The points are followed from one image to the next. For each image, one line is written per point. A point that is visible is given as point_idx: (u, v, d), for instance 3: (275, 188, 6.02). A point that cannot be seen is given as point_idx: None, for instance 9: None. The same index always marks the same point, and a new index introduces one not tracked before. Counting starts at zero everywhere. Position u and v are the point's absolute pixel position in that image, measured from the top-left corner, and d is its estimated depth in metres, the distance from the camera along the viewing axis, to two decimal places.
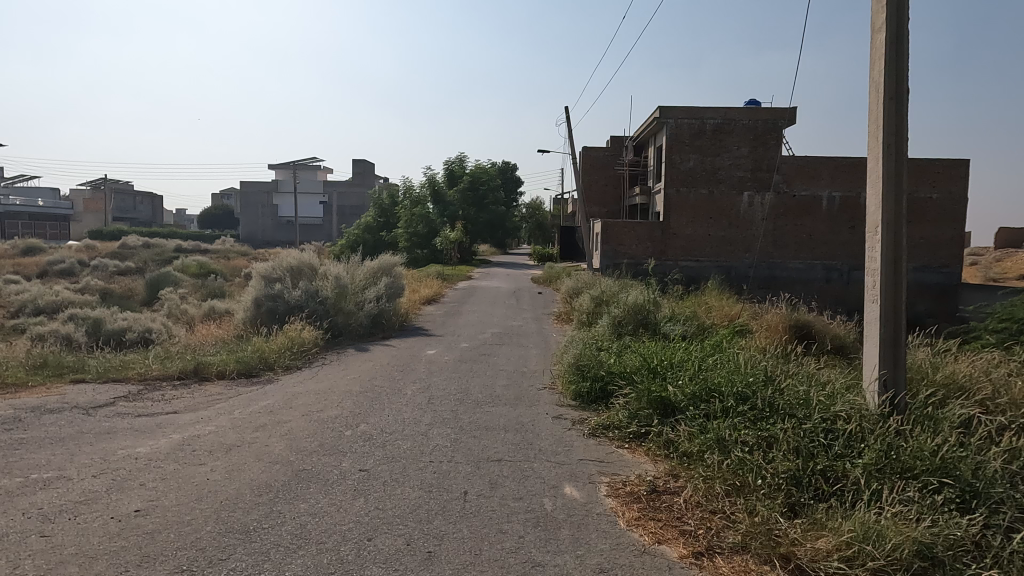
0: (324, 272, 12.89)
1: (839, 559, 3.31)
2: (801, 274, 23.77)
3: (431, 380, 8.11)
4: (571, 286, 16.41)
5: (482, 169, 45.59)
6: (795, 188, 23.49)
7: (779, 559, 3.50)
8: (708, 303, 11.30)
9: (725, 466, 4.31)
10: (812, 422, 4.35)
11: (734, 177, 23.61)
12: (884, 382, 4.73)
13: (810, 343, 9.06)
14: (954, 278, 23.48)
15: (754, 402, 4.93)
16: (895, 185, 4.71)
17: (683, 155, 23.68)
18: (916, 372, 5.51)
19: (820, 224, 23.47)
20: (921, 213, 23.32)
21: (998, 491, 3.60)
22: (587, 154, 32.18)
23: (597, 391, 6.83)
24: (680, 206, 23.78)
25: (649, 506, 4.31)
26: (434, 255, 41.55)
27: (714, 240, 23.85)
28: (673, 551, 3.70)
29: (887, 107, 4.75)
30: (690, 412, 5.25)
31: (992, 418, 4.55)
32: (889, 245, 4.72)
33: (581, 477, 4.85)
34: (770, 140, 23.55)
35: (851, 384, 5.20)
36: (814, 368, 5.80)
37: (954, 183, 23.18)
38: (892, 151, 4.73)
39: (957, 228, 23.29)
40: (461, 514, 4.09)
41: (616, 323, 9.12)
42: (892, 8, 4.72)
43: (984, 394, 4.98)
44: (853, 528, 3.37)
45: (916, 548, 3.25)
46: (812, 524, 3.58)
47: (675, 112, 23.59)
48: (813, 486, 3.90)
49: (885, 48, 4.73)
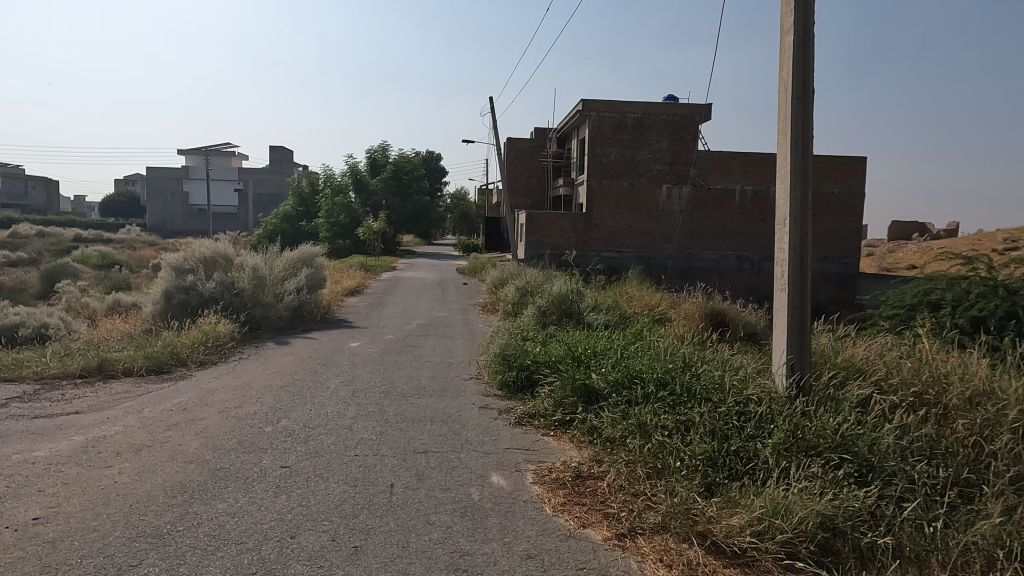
0: (240, 262, 12.36)
1: (751, 534, 3.49)
2: (716, 265, 24.77)
3: (356, 374, 7.94)
4: (495, 276, 16.51)
5: (405, 158, 45.16)
6: (710, 181, 24.47)
7: (697, 536, 3.64)
8: (629, 292, 11.62)
9: (646, 449, 4.46)
10: (726, 406, 4.61)
11: (654, 170, 24.33)
12: (791, 367, 5.03)
13: (724, 330, 9.47)
14: (853, 268, 25.17)
15: (674, 387, 5.14)
16: (802, 181, 5.00)
17: (604, 148, 24.24)
18: (819, 356, 5.89)
19: (733, 215, 24.57)
20: (824, 206, 24.82)
21: (890, 464, 3.92)
22: (511, 145, 32.37)
23: (523, 380, 6.89)
24: (603, 197, 24.26)
25: (574, 491, 4.41)
26: (356, 245, 40.79)
27: (634, 231, 24.46)
28: (598, 534, 3.81)
29: (795, 107, 5.01)
30: (613, 398, 5.39)
31: (886, 398, 4.91)
32: (796, 237, 5.01)
33: (508, 466, 4.89)
34: (687, 135, 24.47)
35: (762, 368, 5.50)
36: (728, 354, 6.07)
37: (853, 179, 24.79)
38: (800, 148, 5.00)
39: (855, 221, 24.94)
40: (388, 507, 4.05)
41: (541, 313, 9.21)
42: (799, 11, 4.97)
43: (879, 374, 5.37)
44: (763, 505, 3.57)
45: (819, 520, 3.48)
46: (727, 502, 3.76)
47: (597, 105, 24.10)
48: (728, 466, 4.11)
49: (792, 49, 4.99)
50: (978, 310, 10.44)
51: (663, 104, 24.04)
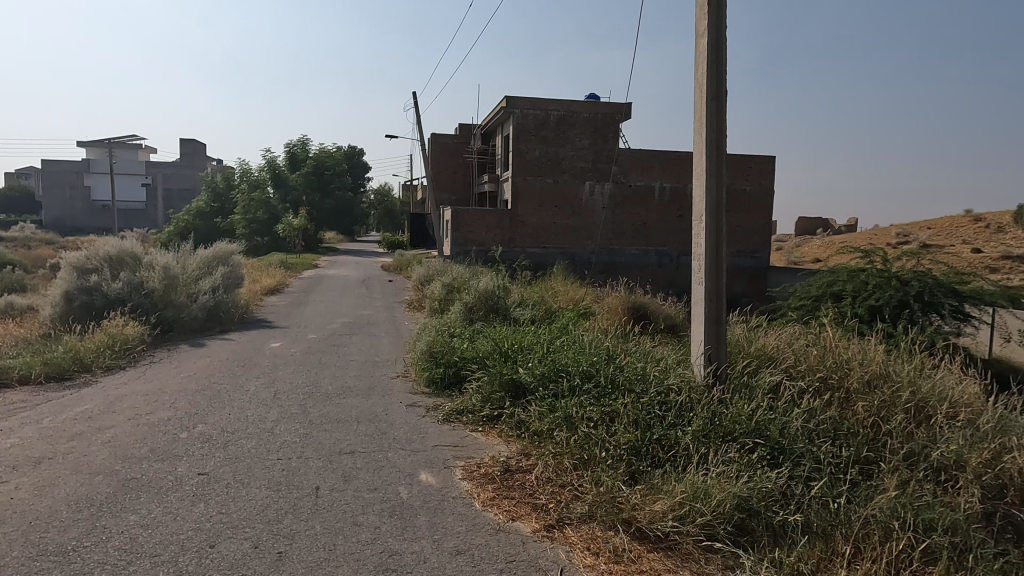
0: (149, 261, 11.70)
1: (673, 518, 3.62)
2: (637, 260, 25.47)
3: (277, 376, 7.68)
4: (421, 273, 16.36)
5: (326, 153, 44.04)
6: (631, 178, 25.12)
7: (622, 523, 3.75)
8: (554, 287, 11.79)
9: (573, 441, 4.54)
10: (648, 396, 4.76)
11: (577, 167, 24.74)
12: (709, 356, 5.26)
13: (646, 322, 9.75)
14: (764, 262, 26.48)
15: (599, 379, 5.27)
16: (716, 179, 5.23)
17: (528, 145, 24.44)
18: (733, 346, 6.18)
19: (653, 212, 25.33)
20: (737, 203, 25.98)
21: (799, 445, 4.16)
22: (435, 141, 32.12)
23: (451, 376, 6.87)
24: (527, 194, 24.46)
25: (502, 485, 4.44)
26: (275, 242, 39.42)
27: (558, 227, 24.80)
28: (527, 526, 3.85)
29: (710, 107, 5.23)
30: (540, 392, 5.46)
31: (795, 383, 5.20)
32: (712, 233, 5.22)
33: (436, 463, 4.87)
34: (608, 133, 25.02)
35: (682, 359, 5.71)
36: (649, 346, 6.27)
37: (764, 177, 26.06)
38: (714, 147, 5.22)
39: (765, 217, 26.23)
40: (313, 510, 3.96)
41: (467, 309, 9.21)
42: (713, 14, 5.18)
43: (788, 361, 5.69)
44: (684, 490, 3.71)
45: (736, 502, 3.65)
46: (650, 489, 3.89)
47: (520, 102, 24.26)
48: (651, 454, 4.25)
49: (707, 51, 5.20)
50: (874, 300, 11.41)
51: (585, 102, 24.48)
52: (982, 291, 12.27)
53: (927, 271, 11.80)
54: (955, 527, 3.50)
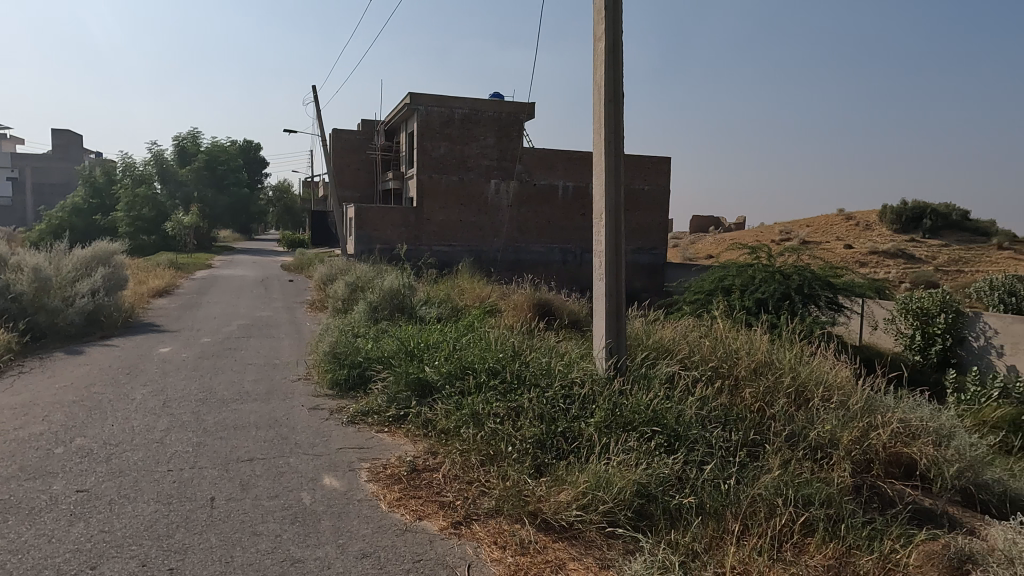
0: (15, 262, 10.67)
1: (577, 507, 3.73)
2: (542, 257, 25.90)
3: (167, 382, 7.23)
4: (324, 272, 15.87)
5: (219, 147, 41.86)
6: (535, 177, 25.52)
7: (528, 516, 3.82)
8: (460, 285, 11.78)
9: (480, 437, 4.58)
10: (553, 391, 4.88)
11: (482, 165, 24.83)
12: (610, 350, 5.44)
13: (550, 318, 9.94)
14: (662, 258, 27.68)
15: (505, 375, 5.33)
16: (615, 178, 5.41)
17: (433, 143, 24.27)
18: (633, 340, 6.42)
19: (557, 210, 25.86)
20: (636, 202, 26.99)
21: (693, 432, 4.40)
22: (337, 136, 31.25)
23: (355, 377, 6.72)
24: (433, 191, 24.28)
25: (410, 485, 4.40)
26: (164, 241, 37.02)
27: (464, 225, 24.78)
28: (434, 525, 3.84)
29: (608, 109, 5.41)
30: (446, 390, 5.45)
31: (689, 373, 5.48)
32: (612, 230, 5.41)
33: (341, 466, 4.76)
34: (513, 132, 25.28)
35: (585, 353, 5.87)
36: (554, 341, 6.41)
37: (660, 177, 27.21)
38: (613, 147, 5.40)
39: (662, 215, 27.39)
40: (208, 523, 3.76)
41: (372, 308, 9.02)
42: (610, 19, 5.36)
43: (683, 352, 5.98)
44: (587, 479, 3.84)
45: (635, 488, 3.81)
46: (555, 481, 3.99)
47: (424, 98, 24.04)
48: (555, 447, 4.35)
49: (604, 55, 5.38)
50: (761, 294, 12.21)
51: (489, 101, 24.63)
52: (853, 284, 13.39)
53: (806, 266, 12.78)
54: (829, 499, 3.81)
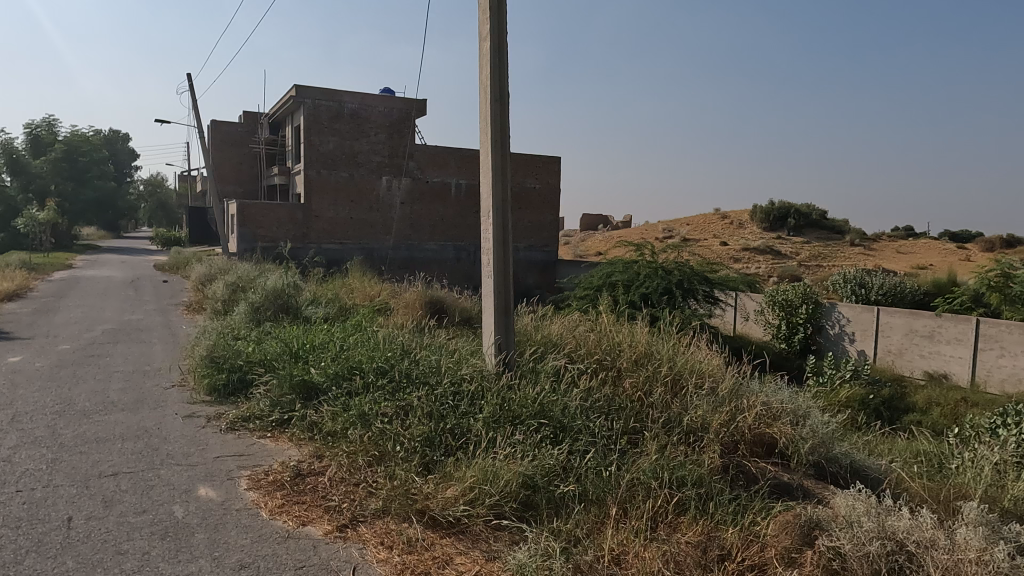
0: None
1: (464, 503, 3.76)
2: (435, 255, 25.76)
3: (17, 395, 6.54)
4: (202, 273, 14.95)
5: (80, 136, 38.36)
6: (428, 174, 25.37)
7: (416, 514, 3.81)
8: (350, 284, 11.50)
9: (367, 438, 4.50)
10: (442, 388, 4.89)
11: (373, 161, 24.37)
12: (499, 346, 5.52)
13: (442, 316, 9.91)
14: (553, 256, 28.36)
15: (393, 375, 5.28)
16: (501, 177, 5.50)
17: (321, 137, 23.52)
18: (523, 336, 6.54)
19: (450, 208, 25.86)
20: (527, 200, 27.45)
21: (577, 423, 4.56)
22: (216, 128, 29.52)
23: (235, 382, 6.40)
24: (322, 188, 23.48)
25: (293, 490, 4.26)
26: (14, 239, 33.40)
27: (355, 222, 24.16)
28: (319, 529, 3.75)
29: (495, 108, 5.48)
30: (333, 392, 5.31)
31: (575, 366, 5.66)
32: (499, 227, 5.49)
33: (218, 476, 4.52)
34: (404, 128, 24.99)
35: (474, 350, 5.92)
36: (444, 339, 6.42)
37: (551, 176, 27.86)
38: (499, 146, 5.48)
39: (553, 214, 28.05)
40: (64, 545, 3.46)
41: (254, 310, 8.60)
42: (494, 20, 5.43)
43: (569, 346, 6.17)
44: (474, 474, 3.88)
45: (521, 480, 3.90)
46: (443, 477, 4.00)
47: (311, 92, 23.26)
48: (444, 444, 4.37)
49: (490, 54, 5.44)
50: (645, 288, 12.82)
51: (380, 96, 24.27)
52: (727, 279, 14.35)
53: (686, 262, 13.58)
54: (700, 480, 4.08)
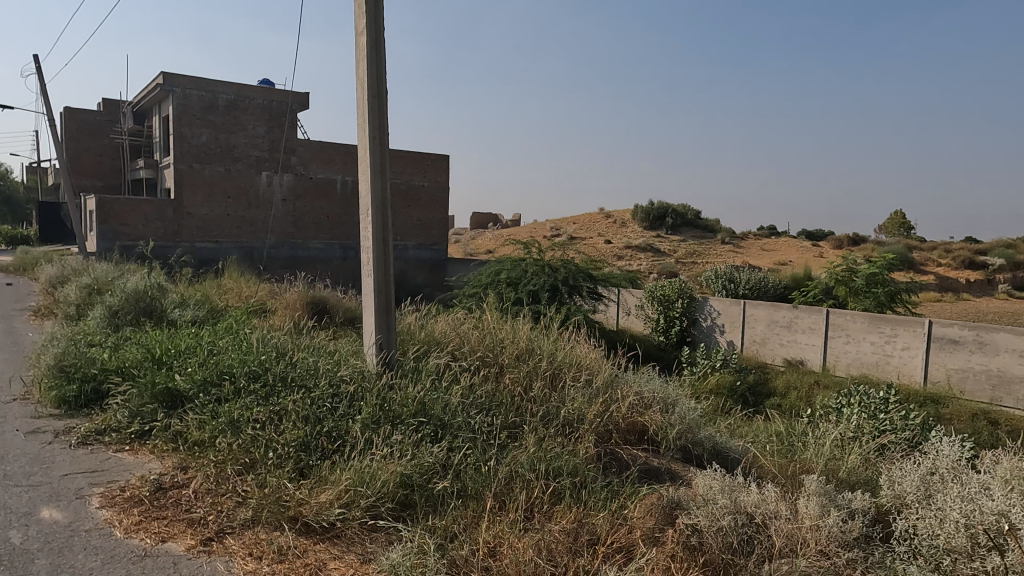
0: None
1: (338, 506, 3.68)
2: (320, 254, 24.93)
3: None
4: (53, 275, 13.60)
5: None
6: (311, 170, 24.63)
7: (289, 521, 3.68)
8: (224, 285, 10.88)
9: (237, 445, 4.29)
10: (319, 391, 4.75)
11: (251, 156, 23.21)
12: (381, 345, 5.44)
13: (325, 316, 9.60)
14: (443, 254, 28.28)
15: (266, 378, 5.06)
16: (380, 174, 5.42)
17: (193, 130, 21.94)
18: (406, 334, 6.48)
19: (335, 205, 25.17)
20: (416, 198, 27.18)
21: (458, 420, 4.59)
22: (70, 116, 26.92)
23: (89, 393, 5.89)
24: (194, 183, 21.93)
25: (153, 505, 3.98)
26: None
27: (233, 220, 22.84)
28: (180, 545, 3.53)
29: (372, 104, 5.38)
30: (200, 399, 5.00)
31: (459, 364, 5.69)
32: (378, 225, 5.41)
33: (67, 496, 4.15)
34: (285, 122, 24.00)
35: (355, 350, 5.80)
36: (323, 340, 6.24)
37: (439, 174, 27.77)
38: (377, 143, 5.39)
39: (442, 212, 27.96)
40: None
41: (111, 314, 7.94)
42: (371, 15, 5.33)
43: (451, 344, 6.19)
44: (350, 477, 3.81)
45: (399, 479, 3.88)
46: (317, 481, 3.89)
47: (181, 80, 21.60)
48: (320, 447, 4.25)
49: (366, 50, 5.34)
50: (532, 286, 13.09)
51: (258, 87, 23.19)
52: (610, 275, 14.94)
53: (571, 259, 14.01)
54: (575, 470, 4.23)
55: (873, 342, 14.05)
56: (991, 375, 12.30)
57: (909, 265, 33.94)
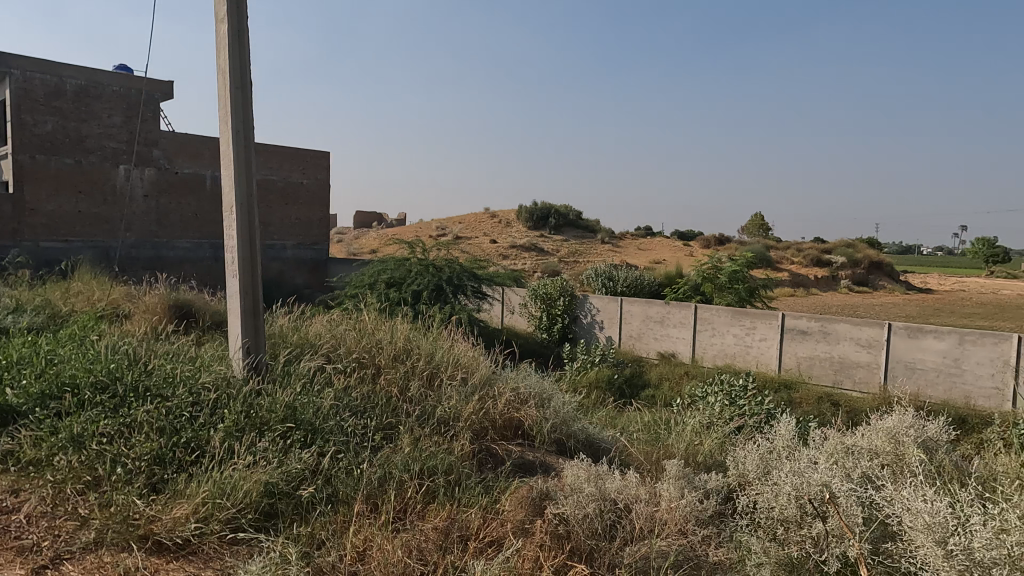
0: None
1: (195, 521, 3.46)
2: (189, 254, 23.33)
3: None
4: None
5: None
6: (177, 165, 23.08)
7: (137, 541, 3.40)
8: (72, 288, 9.88)
9: (78, 463, 3.91)
10: (176, 400, 4.44)
11: (106, 148, 21.52)
12: (247, 349, 5.18)
13: (190, 320, 8.99)
14: (323, 253, 27.37)
15: (116, 388, 4.65)
16: (245, 171, 5.16)
17: (37, 117, 19.97)
18: (277, 337, 6.20)
19: (204, 202, 23.67)
20: (294, 196, 26.09)
21: (330, 424, 4.46)
22: None
23: None
24: (38, 176, 19.80)
25: None
26: None
27: (86, 217, 20.80)
28: None
29: (235, 96, 5.10)
30: (37, 413, 4.51)
31: (333, 366, 5.53)
32: (243, 223, 5.16)
33: None
34: (145, 112, 22.24)
35: (219, 355, 5.47)
36: (184, 345, 5.83)
37: (319, 172, 26.84)
38: (240, 137, 5.13)
39: (323, 211, 27.04)
40: None
41: None
42: (233, 2, 5.06)
43: (325, 345, 5.99)
44: (208, 489, 3.60)
45: (263, 488, 3.72)
46: (171, 497, 3.64)
47: (20, 62, 19.34)
48: (175, 459, 3.98)
49: (228, 39, 5.06)
50: (416, 286, 12.95)
51: (113, 73, 21.37)
52: (494, 275, 15.09)
53: (455, 259, 14.02)
54: (450, 467, 4.25)
55: (735, 334, 15.17)
56: (833, 361, 13.65)
57: (768, 263, 36.94)
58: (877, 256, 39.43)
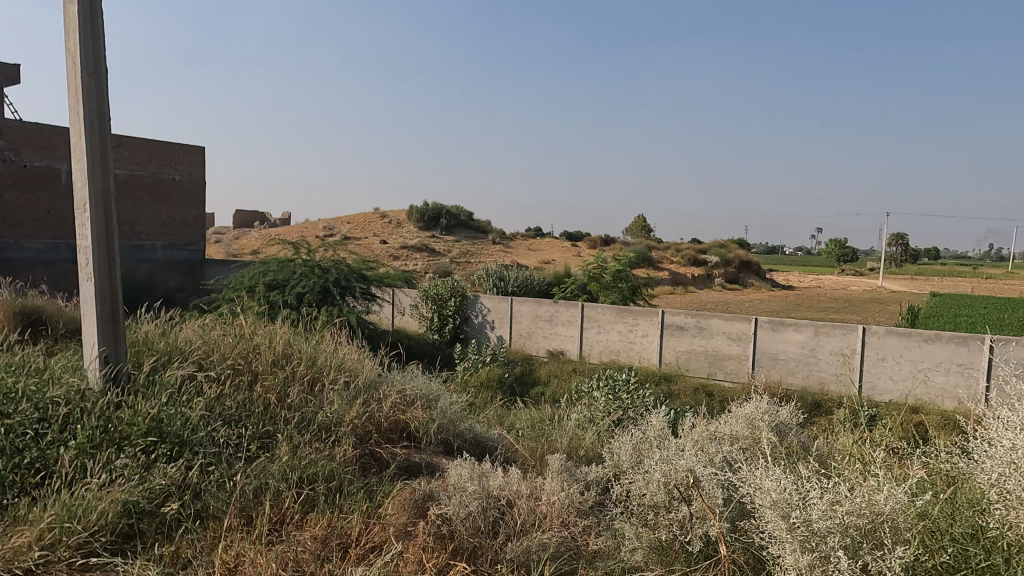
0: None
1: (40, 548, 3.14)
2: (41, 255, 21.13)
3: None
4: None
5: None
6: (25, 157, 20.81)
7: None
8: None
9: None
10: (19, 416, 4.00)
11: None
12: (105, 358, 4.76)
13: (41, 328, 8.14)
14: (199, 254, 25.72)
15: None
16: (99, 165, 4.75)
17: None
18: (142, 344, 5.75)
19: (59, 199, 21.56)
20: (165, 193, 24.31)
21: (200, 435, 4.20)
22: None
23: None
24: None
25: None
26: None
27: None
28: None
29: (87, 83, 4.68)
30: None
31: (204, 373, 5.20)
32: (98, 222, 4.74)
33: None
34: None
35: (72, 365, 4.99)
36: (30, 355, 5.26)
37: (193, 168, 25.17)
38: (93, 128, 4.71)
39: (198, 209, 25.40)
40: None
41: None
42: None
43: (196, 352, 5.62)
44: (55, 513, 3.27)
45: (121, 508, 3.43)
46: (10, 524, 3.27)
47: None
48: (18, 482, 3.58)
49: (78, 22, 4.63)
50: (301, 287, 12.46)
51: None
52: (384, 276, 14.82)
53: (342, 260, 13.66)
54: (331, 474, 4.12)
55: (619, 331, 15.80)
56: (708, 354, 14.54)
57: (650, 263, 38.79)
58: (746, 256, 42.48)
